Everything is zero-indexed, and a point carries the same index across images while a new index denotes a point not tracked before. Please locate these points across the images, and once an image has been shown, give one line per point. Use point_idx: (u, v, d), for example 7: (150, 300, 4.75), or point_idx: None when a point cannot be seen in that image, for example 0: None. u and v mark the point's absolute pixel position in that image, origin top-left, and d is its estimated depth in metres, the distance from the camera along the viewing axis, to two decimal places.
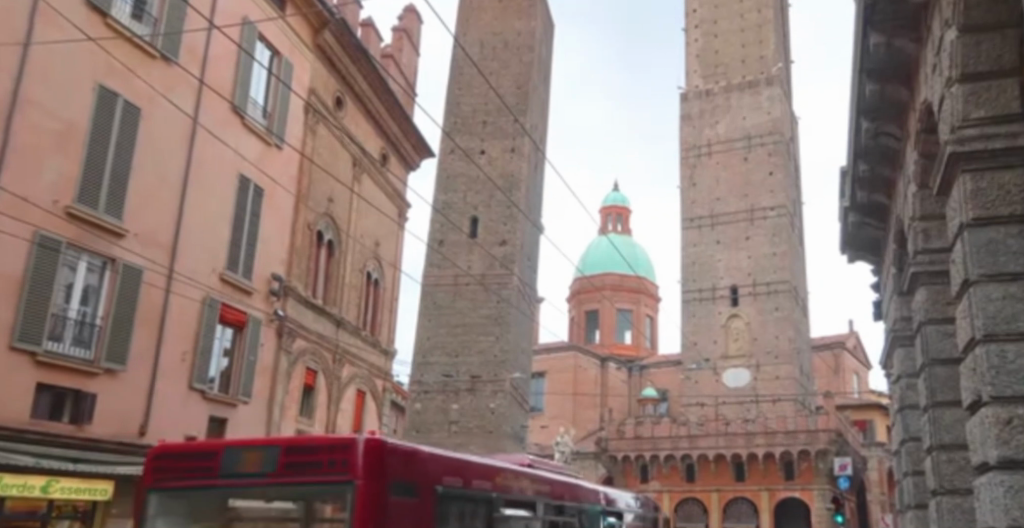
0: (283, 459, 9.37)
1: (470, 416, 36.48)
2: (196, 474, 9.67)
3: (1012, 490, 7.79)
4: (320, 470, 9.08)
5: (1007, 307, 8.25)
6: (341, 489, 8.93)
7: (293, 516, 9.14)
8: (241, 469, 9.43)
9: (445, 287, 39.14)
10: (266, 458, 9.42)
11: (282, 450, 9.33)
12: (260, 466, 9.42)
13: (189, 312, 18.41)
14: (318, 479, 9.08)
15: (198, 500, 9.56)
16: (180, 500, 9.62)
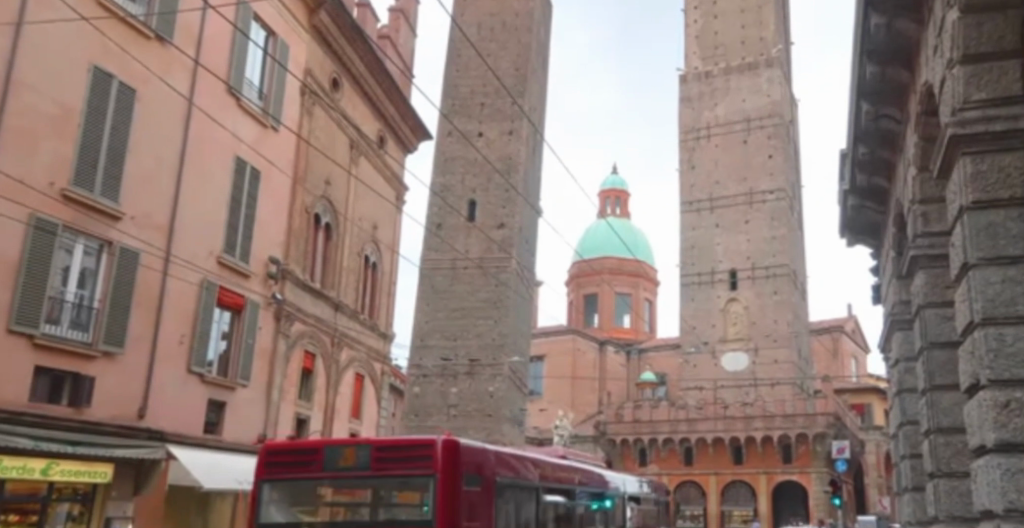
0: (375, 456, 12.04)
1: (469, 399, 36.59)
2: (301, 466, 12.24)
3: (1009, 473, 7.80)
4: (408, 465, 11.81)
5: (1006, 290, 8.22)
6: (425, 480, 11.71)
7: (384, 500, 11.83)
8: (342, 462, 12.10)
9: (443, 270, 39.12)
10: (361, 455, 12.09)
11: (374, 450, 12.03)
12: (356, 461, 12.08)
13: (187, 295, 18.40)
14: (407, 472, 11.81)
15: (303, 486, 12.16)
16: (289, 487, 12.20)
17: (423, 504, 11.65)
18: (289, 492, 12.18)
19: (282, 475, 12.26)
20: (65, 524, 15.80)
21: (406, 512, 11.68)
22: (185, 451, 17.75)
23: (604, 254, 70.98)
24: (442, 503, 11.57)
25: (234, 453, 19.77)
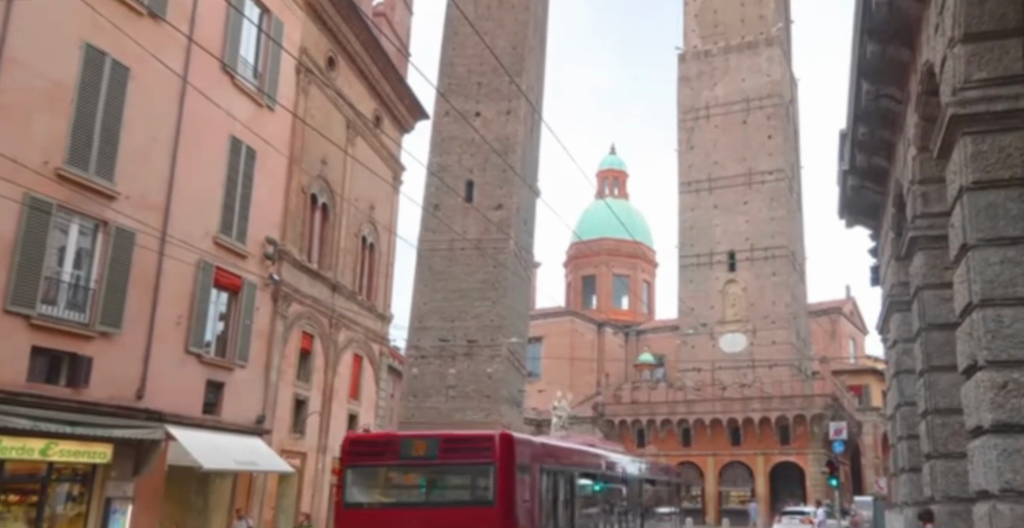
0: (441, 447, 13.69)
1: (467, 381, 36.58)
2: (373, 454, 13.80)
3: (1005, 453, 7.80)
4: (471, 455, 13.52)
5: (1005, 271, 8.18)
6: (486, 468, 13.45)
7: (451, 487, 13.45)
8: (414, 452, 13.69)
9: (440, 251, 39.22)
10: (430, 446, 13.70)
11: (441, 442, 13.70)
12: (427, 451, 13.68)
13: (184, 275, 18.35)
14: (469, 462, 13.52)
15: (381, 474, 13.70)
16: (368, 473, 13.73)
17: (484, 488, 13.37)
18: (360, 475, 13.72)
19: (355, 460, 13.79)
20: (65, 504, 15.85)
21: (471, 496, 13.38)
22: (183, 432, 17.76)
23: (603, 236, 70.90)
24: (501, 487, 13.32)
25: (233, 433, 19.83)
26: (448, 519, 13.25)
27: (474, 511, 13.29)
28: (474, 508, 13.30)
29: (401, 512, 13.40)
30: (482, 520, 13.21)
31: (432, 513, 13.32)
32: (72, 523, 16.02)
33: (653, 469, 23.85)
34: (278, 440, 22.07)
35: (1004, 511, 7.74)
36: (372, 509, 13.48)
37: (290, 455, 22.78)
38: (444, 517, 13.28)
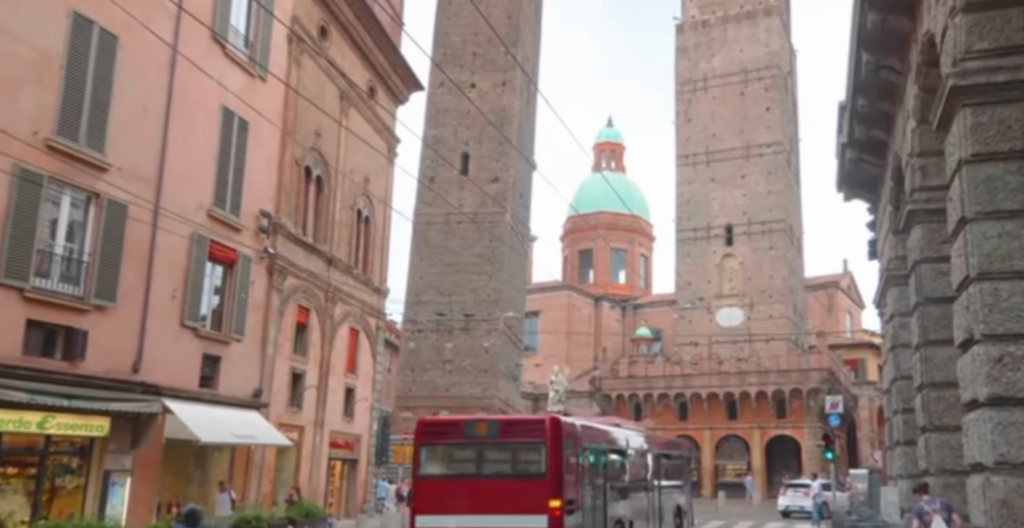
0: (501, 428, 15.28)
1: (463, 355, 42.15)
2: (442, 432, 15.49)
3: (1000, 427, 7.78)
4: (525, 435, 15.17)
5: (1003, 245, 8.13)
6: (537, 446, 15.13)
7: (507, 463, 15.11)
8: (478, 431, 15.33)
9: (438, 224, 44.64)
10: (491, 427, 15.29)
11: (502, 425, 15.33)
12: (489, 431, 15.29)
13: (178, 250, 18.28)
14: (523, 441, 15.17)
15: (449, 449, 15.36)
16: (438, 449, 15.41)
17: (535, 463, 15.05)
18: (427, 450, 15.45)
19: (426, 436, 15.56)
20: (64, 477, 15.90)
21: (524, 471, 15.05)
22: (182, 406, 17.76)
23: (600, 209, 70.71)
24: (552, 463, 15.03)
25: (231, 407, 19.85)
26: (499, 493, 14.95)
27: (526, 483, 14.98)
28: (526, 480, 15.00)
29: (463, 484, 15.06)
30: (534, 491, 14.91)
31: (491, 486, 15.00)
32: (71, 495, 16.07)
33: (655, 440, 23.82)
34: (275, 413, 22.09)
35: (998, 483, 7.75)
36: (441, 479, 15.19)
37: (288, 429, 22.86)
38: (501, 490, 14.96)
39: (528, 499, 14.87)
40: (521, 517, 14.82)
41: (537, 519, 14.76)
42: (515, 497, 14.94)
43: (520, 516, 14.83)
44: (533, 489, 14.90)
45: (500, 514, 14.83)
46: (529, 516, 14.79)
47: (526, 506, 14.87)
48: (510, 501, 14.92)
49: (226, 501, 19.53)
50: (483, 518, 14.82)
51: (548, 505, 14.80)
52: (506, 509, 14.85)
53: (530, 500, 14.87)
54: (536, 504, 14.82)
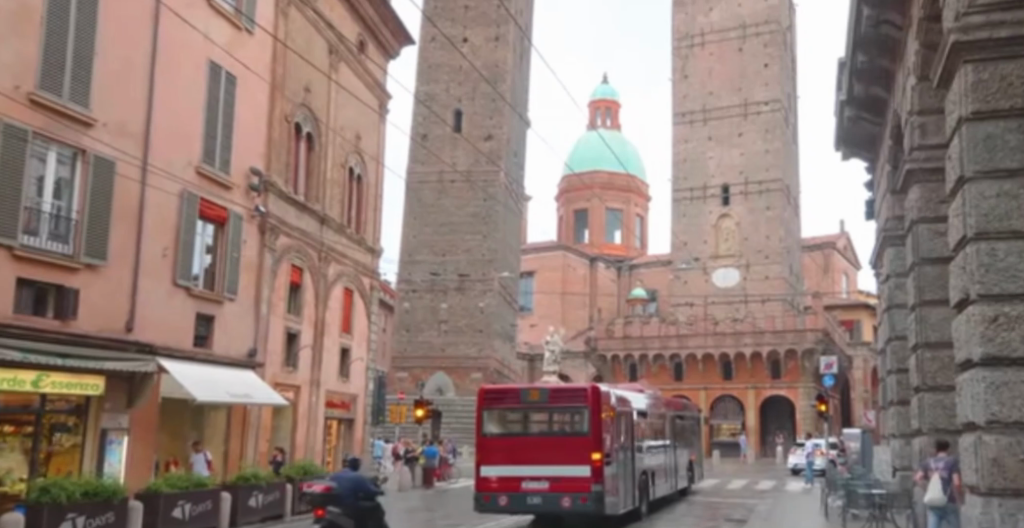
0: (550, 394, 16.94)
1: (459, 314, 43.60)
2: (501, 398, 17.27)
3: (992, 387, 7.74)
4: (570, 400, 16.82)
5: (1000, 205, 8.01)
6: (580, 410, 16.77)
7: (555, 423, 16.85)
8: (529, 397, 17.04)
9: (430, 184, 45.26)
10: (540, 393, 16.97)
11: (549, 390, 16.95)
12: (539, 397, 16.96)
13: (168, 208, 18.05)
14: (568, 404, 16.84)
15: (506, 413, 17.16)
16: (497, 412, 17.23)
17: (578, 424, 16.75)
18: (487, 413, 17.28)
19: (486, 400, 17.38)
20: (61, 435, 15.88)
21: (569, 430, 16.79)
22: (176, 365, 17.73)
23: (596, 168, 70.24)
24: (594, 424, 16.68)
25: (226, 365, 19.87)
26: (546, 448, 16.83)
27: (570, 439, 16.76)
28: (569, 437, 16.77)
29: (520, 443, 17.00)
30: (578, 448, 16.67)
31: (540, 443, 16.86)
32: (68, 454, 16.09)
33: (663, 402, 23.83)
34: (271, 373, 22.09)
35: (988, 442, 7.73)
36: (503, 438, 17.11)
37: (284, 388, 22.85)
38: (549, 446, 16.82)
39: (572, 454, 16.68)
40: (565, 469, 16.69)
41: (580, 471, 16.62)
42: (560, 451, 16.79)
43: (565, 468, 16.70)
44: (576, 445, 16.68)
45: (546, 466, 16.77)
46: (573, 468, 16.62)
47: (570, 459, 16.70)
48: (555, 455, 16.79)
49: (199, 463, 18.49)
50: (532, 467, 16.83)
51: (590, 459, 16.57)
52: (553, 462, 16.75)
53: (574, 455, 16.68)
54: (579, 457, 16.64)
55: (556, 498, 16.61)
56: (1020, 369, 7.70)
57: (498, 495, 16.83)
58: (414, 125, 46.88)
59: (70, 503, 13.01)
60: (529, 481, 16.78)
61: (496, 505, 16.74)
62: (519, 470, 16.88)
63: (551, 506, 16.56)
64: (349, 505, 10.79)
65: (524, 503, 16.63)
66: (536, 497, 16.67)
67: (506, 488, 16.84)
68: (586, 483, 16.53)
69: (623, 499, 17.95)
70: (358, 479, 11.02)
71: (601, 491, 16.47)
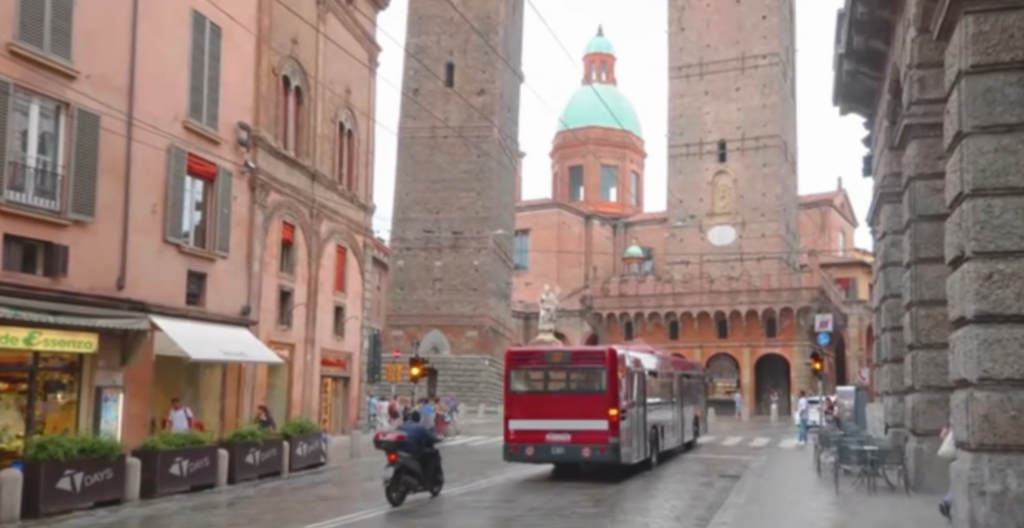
0: (571, 354, 17.12)
1: (452, 272, 43.92)
2: (525, 358, 17.39)
3: (985, 343, 7.71)
4: (588, 361, 17.02)
5: (999, 160, 7.88)
6: (598, 370, 16.97)
7: (575, 382, 17.07)
8: (552, 358, 17.18)
9: (422, 139, 45.44)
10: (562, 355, 17.14)
11: (569, 351, 17.16)
12: (561, 359, 17.13)
13: (156, 163, 17.72)
14: (586, 365, 17.03)
15: (529, 372, 17.31)
16: (521, 372, 17.38)
17: (596, 382, 16.95)
18: (514, 372, 17.42)
19: (513, 360, 17.52)
20: (56, 393, 15.86)
21: (587, 390, 17.01)
22: (169, 322, 17.66)
23: (590, 124, 69.07)
24: (611, 383, 16.89)
25: (220, 323, 19.83)
26: (566, 405, 17.06)
27: (587, 396, 16.97)
28: (586, 394, 17.01)
29: (542, 400, 17.19)
30: (595, 405, 16.90)
31: (560, 400, 17.09)
32: (64, 411, 16.08)
33: (671, 361, 23.77)
34: (265, 330, 22.05)
35: (980, 399, 7.73)
36: (527, 395, 17.29)
37: (278, 346, 22.83)
38: (569, 403, 17.05)
39: (591, 410, 16.91)
40: (583, 423, 16.93)
41: (597, 425, 16.86)
42: (577, 407, 17.02)
43: (584, 424, 16.94)
44: (593, 401, 16.90)
45: (566, 421, 17.02)
46: (590, 422, 16.83)
47: (588, 415, 16.94)
48: (574, 410, 17.02)
49: (180, 418, 17.97)
50: (553, 421, 17.07)
51: (607, 414, 16.80)
52: (573, 418, 17.00)
53: (591, 411, 16.92)
54: (596, 413, 16.86)
55: (576, 450, 16.90)
56: (1013, 325, 7.67)
57: (523, 447, 17.13)
58: (405, 79, 46.62)
59: (68, 460, 12.99)
60: (552, 433, 17.04)
61: (521, 456, 17.06)
62: (541, 424, 17.12)
63: (573, 457, 16.86)
64: (415, 450, 14.02)
65: (548, 454, 16.94)
66: (558, 448, 16.98)
67: (530, 440, 17.13)
68: (603, 436, 16.78)
69: (637, 452, 18.15)
70: (419, 432, 14.30)
71: (618, 444, 16.74)
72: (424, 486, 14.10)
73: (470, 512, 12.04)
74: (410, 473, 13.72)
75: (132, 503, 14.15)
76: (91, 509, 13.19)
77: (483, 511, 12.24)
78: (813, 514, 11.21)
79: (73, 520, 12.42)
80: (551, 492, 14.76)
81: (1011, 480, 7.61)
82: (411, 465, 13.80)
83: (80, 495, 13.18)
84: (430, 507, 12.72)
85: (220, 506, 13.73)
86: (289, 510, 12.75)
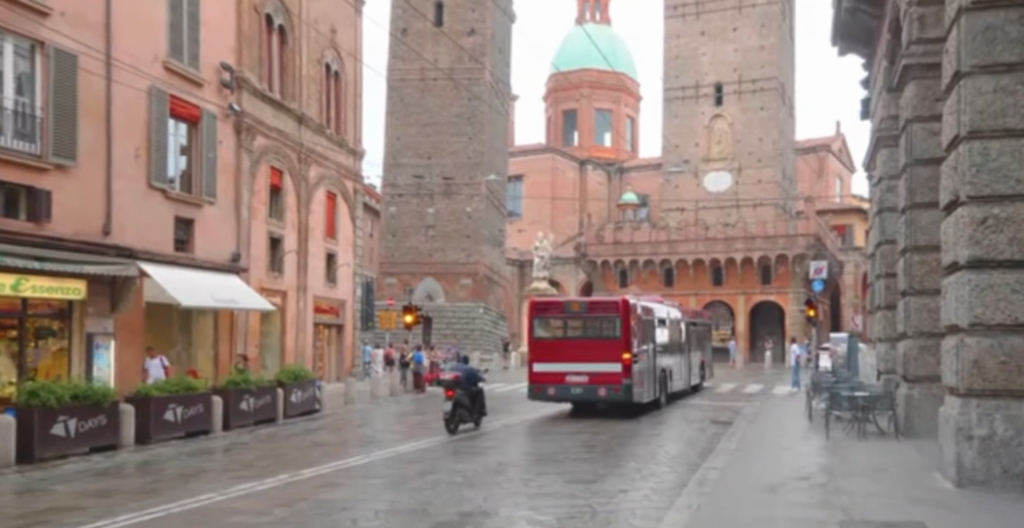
0: (589, 303, 18.64)
1: (446, 220, 43.85)
2: (547, 307, 18.90)
3: (977, 289, 8.39)
4: (603, 309, 18.55)
5: (997, 101, 8.37)
6: (612, 319, 18.50)
7: (591, 328, 18.65)
8: (571, 307, 18.72)
9: (411, 82, 44.95)
10: (579, 304, 18.68)
11: (587, 301, 18.66)
12: (578, 307, 18.69)
13: (137, 105, 17.33)
14: (601, 314, 18.57)
15: (551, 320, 18.89)
16: (543, 319, 18.94)
17: (611, 329, 18.50)
18: (538, 320, 18.94)
19: (537, 309, 19.03)
20: (46, 338, 15.73)
21: (602, 335, 18.55)
22: (158, 269, 17.46)
23: (584, 67, 68.42)
24: (625, 329, 18.42)
25: (209, 270, 19.62)
26: (583, 349, 18.64)
27: (602, 341, 18.54)
28: (602, 340, 18.55)
29: (563, 345, 18.77)
30: (610, 349, 18.46)
31: (578, 345, 18.68)
32: (56, 358, 15.96)
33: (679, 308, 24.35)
34: (256, 277, 21.91)
35: (971, 344, 8.44)
36: (549, 341, 18.87)
37: (270, 293, 22.71)
38: (586, 348, 18.62)
39: (606, 354, 18.48)
40: (599, 365, 18.51)
41: (612, 367, 18.43)
42: (593, 351, 18.60)
43: (599, 367, 18.51)
44: (608, 345, 18.47)
45: (583, 364, 18.60)
46: (605, 365, 18.42)
47: (603, 358, 18.50)
48: (591, 354, 18.60)
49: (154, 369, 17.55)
50: (572, 364, 18.65)
51: (621, 357, 18.37)
52: (590, 361, 18.58)
53: (607, 354, 18.48)
54: (611, 356, 18.44)
55: (593, 390, 18.52)
56: (1005, 271, 8.32)
57: (546, 387, 18.78)
58: (393, 19, 45.84)
59: (61, 407, 12.86)
60: (572, 375, 18.66)
61: (544, 396, 18.73)
62: (561, 366, 18.71)
63: (590, 396, 18.49)
64: (468, 389, 15.85)
65: (567, 394, 18.60)
66: (577, 388, 18.61)
67: (551, 381, 18.78)
68: (617, 377, 18.39)
69: (650, 393, 19.65)
70: (471, 373, 16.09)
71: (631, 385, 18.34)
72: (473, 420, 15.95)
73: (465, 457, 11.96)
74: (464, 408, 15.57)
75: (127, 449, 13.98)
76: (86, 455, 13.10)
77: (478, 456, 12.15)
78: (807, 459, 11.14)
79: (67, 465, 12.30)
80: (546, 438, 14.68)
81: (998, 425, 8.22)
82: (465, 401, 15.65)
83: (75, 441, 13.08)
84: (425, 452, 12.67)
85: (215, 452, 13.60)
86: (283, 456, 12.64)
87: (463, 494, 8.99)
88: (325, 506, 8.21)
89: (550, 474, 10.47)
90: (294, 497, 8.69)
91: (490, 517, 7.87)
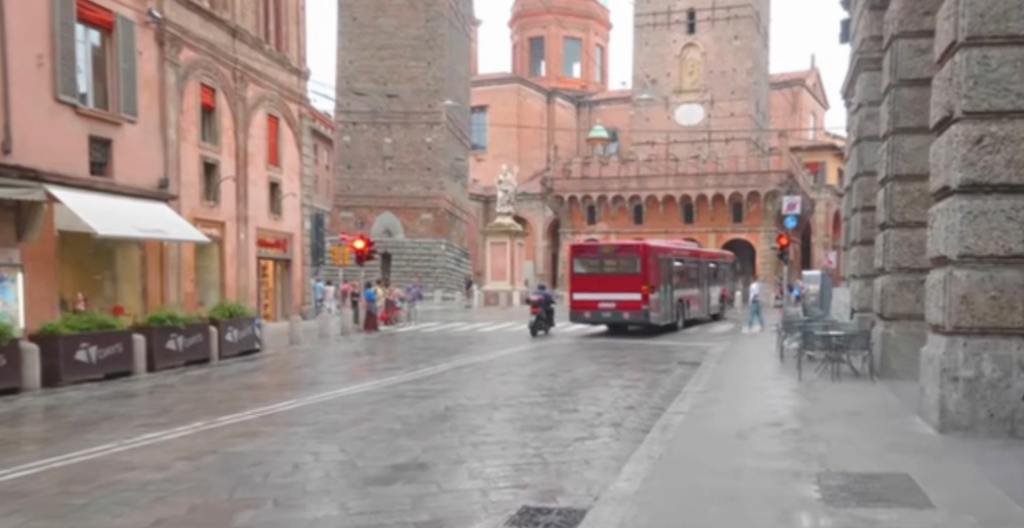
0: (616, 247, 20.53)
1: (404, 151, 42.51)
2: (582, 250, 20.83)
3: (968, 217, 7.70)
4: (625, 251, 20.41)
5: (999, 3, 7.57)
6: (633, 258, 20.33)
7: (616, 265, 20.48)
8: (602, 249, 20.64)
9: (364, 3, 43.05)
10: (608, 247, 20.61)
11: (616, 244, 20.55)
12: (607, 250, 20.61)
13: (35, 5, 15.68)
14: (625, 254, 20.43)
15: (583, 259, 20.86)
16: (579, 259, 20.89)
17: (632, 264, 20.36)
18: (577, 259, 20.86)
19: (575, 250, 20.92)
20: None
21: (624, 270, 20.41)
22: (67, 193, 16.03)
23: None
24: (643, 267, 20.28)
25: (130, 196, 18.17)
26: (609, 282, 20.53)
27: (625, 275, 20.39)
28: (625, 274, 20.39)
29: (594, 279, 20.66)
30: (631, 282, 20.33)
31: (605, 279, 20.57)
32: None
33: (690, 254, 24.10)
34: (187, 206, 20.61)
35: (960, 278, 7.77)
36: (583, 276, 20.78)
37: (204, 224, 21.43)
38: (613, 282, 20.48)
39: (628, 286, 20.35)
40: (624, 293, 20.37)
41: (632, 297, 20.33)
42: (620, 282, 20.45)
43: (623, 296, 20.41)
44: (630, 278, 20.32)
45: (610, 294, 20.49)
46: (628, 294, 20.30)
47: (625, 290, 20.37)
48: (616, 286, 20.46)
49: None
50: (603, 292, 20.53)
51: (641, 288, 20.23)
52: (615, 291, 20.45)
53: (629, 286, 20.34)
54: (631, 286, 20.29)
55: (620, 314, 20.43)
56: (1000, 197, 7.65)
57: (583, 312, 20.78)
58: None
59: None
60: (603, 302, 20.53)
61: (580, 319, 20.75)
62: (594, 294, 20.62)
63: (617, 320, 20.46)
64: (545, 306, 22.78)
65: (599, 318, 20.56)
66: (606, 313, 20.54)
67: (585, 307, 20.73)
68: (637, 303, 20.25)
69: (667, 318, 21.44)
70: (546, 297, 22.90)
71: (649, 310, 20.21)
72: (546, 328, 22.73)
73: (412, 401, 10.93)
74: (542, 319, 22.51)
75: (32, 393, 12.45)
76: None
77: (424, 401, 11.04)
78: (773, 403, 10.22)
79: None
80: (508, 379, 13.67)
81: (986, 366, 7.63)
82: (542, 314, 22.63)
83: None
84: (372, 394, 11.64)
85: (139, 393, 12.19)
86: (210, 400, 11.34)
87: (398, 444, 7.93)
88: (240, 459, 7.09)
89: (500, 421, 9.48)
90: (203, 449, 7.50)
91: (428, 471, 6.85)
